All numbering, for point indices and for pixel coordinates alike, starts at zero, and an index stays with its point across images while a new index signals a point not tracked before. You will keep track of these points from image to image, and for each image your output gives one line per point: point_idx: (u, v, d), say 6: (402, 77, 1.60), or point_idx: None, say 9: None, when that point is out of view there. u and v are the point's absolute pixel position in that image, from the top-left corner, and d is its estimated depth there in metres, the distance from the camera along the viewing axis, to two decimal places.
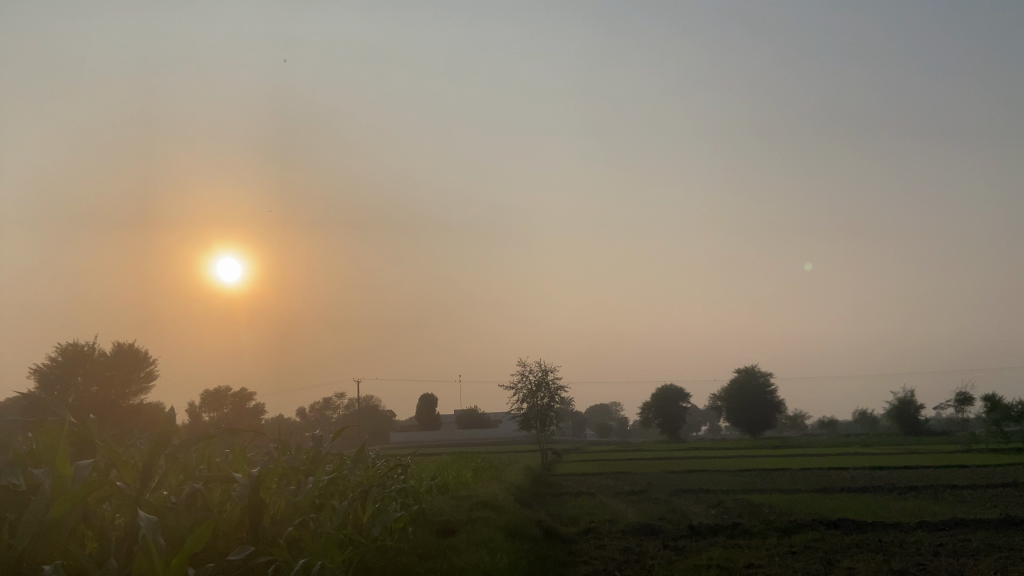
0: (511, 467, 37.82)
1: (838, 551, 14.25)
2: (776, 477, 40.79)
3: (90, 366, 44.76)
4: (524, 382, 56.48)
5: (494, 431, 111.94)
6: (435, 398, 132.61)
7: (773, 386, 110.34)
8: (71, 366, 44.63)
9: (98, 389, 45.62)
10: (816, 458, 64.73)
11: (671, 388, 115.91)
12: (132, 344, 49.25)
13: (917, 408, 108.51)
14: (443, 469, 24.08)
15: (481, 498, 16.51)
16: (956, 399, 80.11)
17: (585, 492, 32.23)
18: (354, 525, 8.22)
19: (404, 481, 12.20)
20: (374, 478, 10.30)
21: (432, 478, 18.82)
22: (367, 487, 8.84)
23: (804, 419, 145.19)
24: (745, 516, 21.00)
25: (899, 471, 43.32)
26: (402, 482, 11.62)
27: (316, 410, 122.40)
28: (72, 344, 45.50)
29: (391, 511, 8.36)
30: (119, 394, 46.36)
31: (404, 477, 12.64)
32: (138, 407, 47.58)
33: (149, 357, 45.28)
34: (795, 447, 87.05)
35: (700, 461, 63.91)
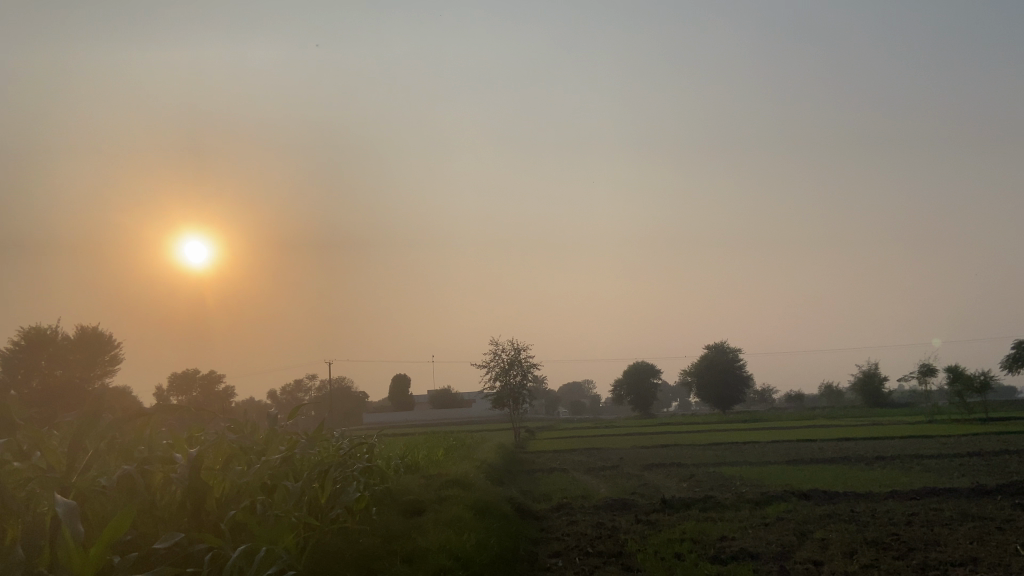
0: (483, 445, 37.60)
1: (811, 522, 14.20)
2: (746, 450, 41.14)
3: (53, 349, 43.63)
4: (496, 361, 56.25)
5: (466, 410, 111.93)
6: (406, 378, 132.34)
7: (742, 361, 111.59)
8: (32, 350, 43.38)
9: (61, 372, 44.48)
10: (785, 432, 65.65)
11: (642, 365, 116.71)
12: (95, 326, 48.06)
13: (881, 380, 110.65)
14: (412, 448, 23.73)
15: (450, 476, 16.19)
16: (920, 371, 81.63)
17: (557, 469, 32.13)
18: (310, 508, 7.83)
19: (369, 460, 11.82)
20: (334, 458, 9.90)
21: (400, 457, 18.48)
22: (325, 467, 8.43)
23: (772, 394, 147.46)
24: (716, 489, 20.98)
25: (866, 442, 44.03)
26: (366, 462, 11.23)
27: (287, 392, 121.32)
28: (33, 327, 44.21)
29: (351, 492, 7.98)
30: (83, 378, 45.25)
31: (369, 456, 12.25)
32: (103, 390, 46.51)
33: (113, 339, 44.21)
34: (764, 421, 88.23)
35: (671, 436, 64.47)
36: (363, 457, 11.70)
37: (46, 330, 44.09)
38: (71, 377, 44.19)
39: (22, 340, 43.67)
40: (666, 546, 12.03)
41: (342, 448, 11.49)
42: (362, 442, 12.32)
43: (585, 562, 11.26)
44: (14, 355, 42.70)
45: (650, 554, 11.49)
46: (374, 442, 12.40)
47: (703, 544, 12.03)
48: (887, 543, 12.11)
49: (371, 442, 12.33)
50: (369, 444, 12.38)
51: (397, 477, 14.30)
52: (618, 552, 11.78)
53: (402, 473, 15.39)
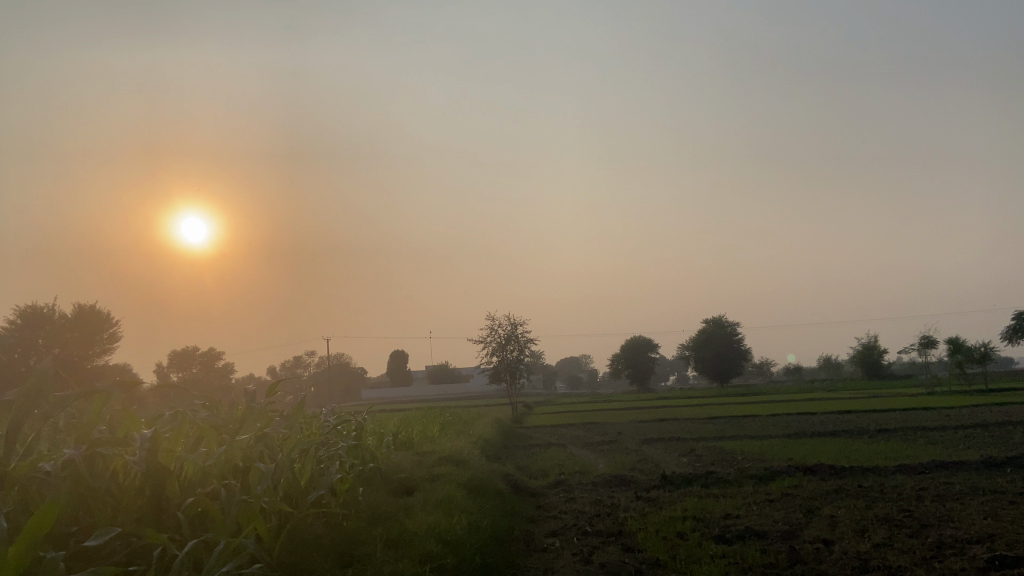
0: (480, 420, 37.27)
1: (817, 498, 13.78)
2: (746, 424, 40.87)
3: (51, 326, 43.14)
4: (493, 336, 55.80)
5: (465, 385, 111.92)
6: (405, 354, 132.51)
7: (740, 335, 111.36)
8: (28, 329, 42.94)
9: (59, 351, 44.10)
10: (785, 404, 65.50)
11: (641, 339, 116.53)
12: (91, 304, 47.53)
13: (880, 353, 110.62)
14: (407, 425, 23.27)
15: (444, 453, 15.71)
16: (919, 343, 81.36)
17: (555, 444, 31.82)
18: (288, 492, 7.34)
19: (357, 438, 11.31)
20: (318, 436, 9.39)
21: (393, 434, 18.00)
22: (305, 447, 7.93)
23: (771, 367, 147.65)
24: (717, 464, 20.59)
25: (866, 415, 43.74)
26: (353, 440, 10.72)
27: (285, 368, 121.23)
28: (29, 305, 43.70)
29: (333, 473, 7.47)
30: (80, 356, 44.79)
31: (357, 434, 11.74)
32: (101, 368, 46.20)
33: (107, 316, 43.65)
34: (763, 394, 88.17)
35: (670, 410, 64.34)
36: (352, 435, 11.22)
37: (41, 308, 43.61)
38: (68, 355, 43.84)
39: (17, 318, 43.20)
40: (668, 524, 11.56)
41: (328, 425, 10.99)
42: (351, 420, 11.83)
43: (583, 542, 10.78)
44: (10, 334, 42.27)
45: (651, 533, 11.01)
46: (363, 420, 11.91)
47: (707, 522, 11.56)
48: (898, 520, 11.69)
49: (360, 420, 11.85)
50: (358, 421, 11.89)
51: (388, 454, 13.79)
52: (617, 531, 11.32)
53: (394, 450, 14.89)
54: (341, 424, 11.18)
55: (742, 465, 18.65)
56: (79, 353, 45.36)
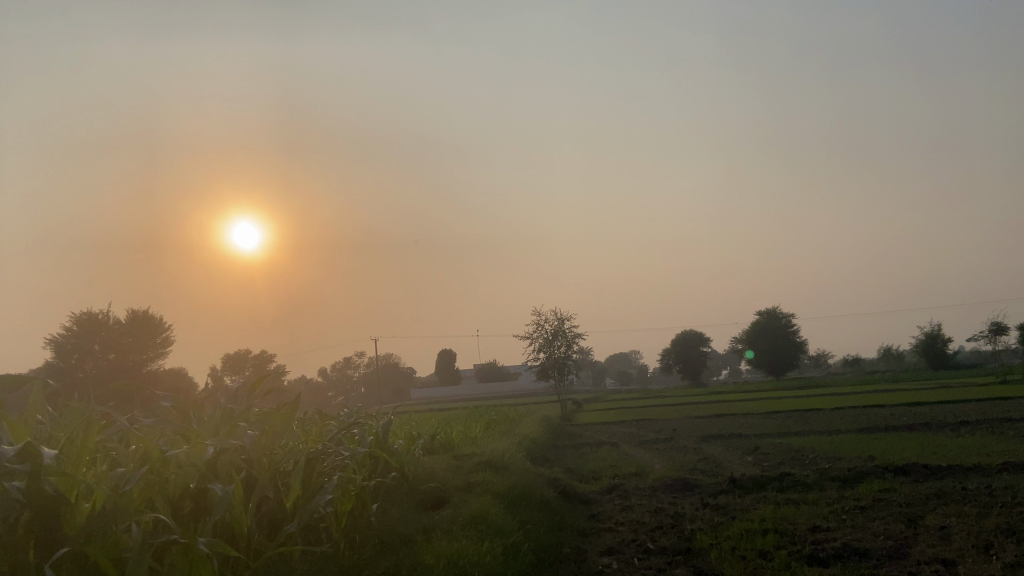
0: (527, 419, 35.77)
1: (915, 504, 11.80)
2: (810, 418, 38.41)
3: (107, 332, 42.87)
4: (540, 332, 54.15)
5: (513, 383, 110.44)
6: (453, 353, 131.73)
7: (795, 326, 107.55)
8: (84, 335, 42.81)
9: (115, 357, 44.06)
10: (847, 398, 62.35)
11: (691, 333, 113.59)
12: (142, 309, 47.23)
13: (944, 341, 105.66)
14: (448, 425, 21.84)
15: (484, 457, 14.10)
16: (989, 329, 77.08)
17: (607, 443, 30.07)
18: (268, 521, 6.08)
19: (378, 445, 9.77)
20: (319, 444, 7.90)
21: (429, 437, 16.54)
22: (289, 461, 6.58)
23: (828, 359, 142.82)
24: (786, 464, 18.67)
25: (939, 406, 40.82)
26: (371, 449, 9.16)
27: (336, 370, 121.54)
28: (85, 312, 43.53)
29: (323, 495, 5.99)
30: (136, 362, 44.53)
31: (381, 436, 10.22)
32: (155, 374, 46.08)
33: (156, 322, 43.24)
34: (821, 387, 84.62)
35: (725, 405, 61.83)
36: (375, 442, 9.79)
37: (94, 314, 43.47)
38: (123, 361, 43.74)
39: (73, 325, 43.13)
40: (744, 540, 9.75)
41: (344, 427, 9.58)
42: (374, 423, 10.43)
43: (645, 563, 9.02)
44: (66, 342, 42.22)
45: (726, 551, 9.23)
46: (388, 419, 10.51)
47: (791, 538, 9.74)
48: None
49: (385, 420, 10.47)
50: (383, 422, 10.47)
51: (421, 459, 12.33)
52: (685, 548, 9.55)
53: (427, 454, 13.42)
54: (361, 427, 9.76)
55: (819, 466, 16.60)
56: (134, 360, 45.26)
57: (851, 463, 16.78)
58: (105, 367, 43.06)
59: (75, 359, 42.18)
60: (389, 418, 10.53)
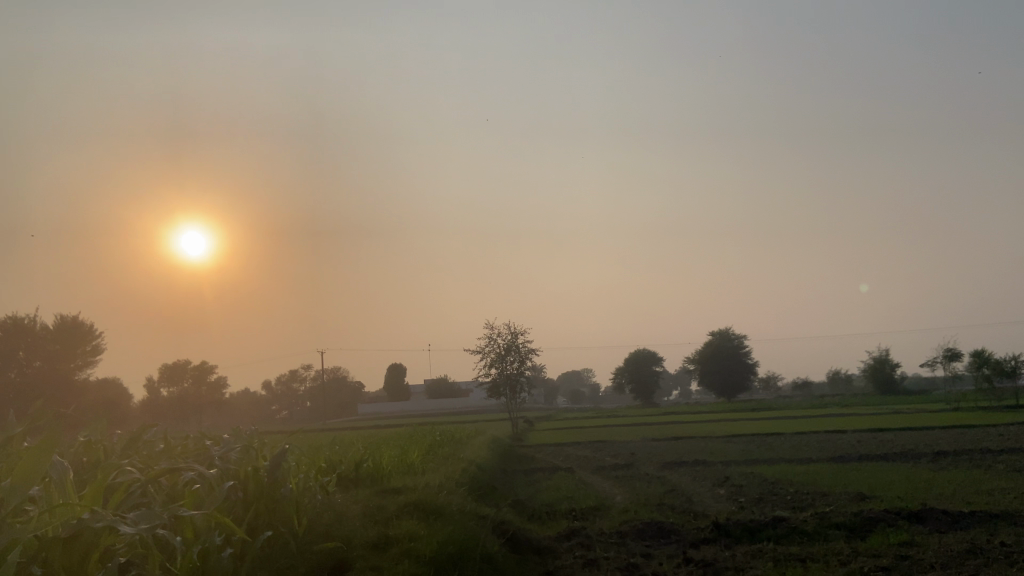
0: (475, 440, 33.06)
1: (952, 565, 9.46)
2: (775, 443, 36.43)
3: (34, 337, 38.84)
4: (492, 347, 51.46)
5: (464, 400, 107.05)
6: (403, 367, 127.65)
7: (747, 348, 106.73)
8: (10, 339, 38.69)
9: (43, 364, 40.00)
10: (804, 421, 60.83)
11: (645, 352, 111.96)
12: (76, 314, 43.06)
13: (893, 366, 106.03)
14: (382, 450, 19.06)
15: (412, 494, 11.33)
16: (941, 354, 76.82)
17: (562, 468, 27.60)
18: None
19: (242, 500, 7.04)
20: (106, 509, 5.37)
21: (349, 468, 13.68)
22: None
23: (777, 382, 142.91)
24: (768, 503, 16.38)
25: (905, 433, 39.14)
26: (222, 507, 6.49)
27: (282, 382, 116.65)
28: (11, 315, 39.44)
29: None
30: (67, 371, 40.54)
31: (260, 479, 7.49)
32: (85, 384, 42.20)
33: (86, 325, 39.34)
34: (774, 410, 83.43)
35: (681, 426, 59.88)
36: (248, 491, 7.22)
37: (19, 317, 39.47)
38: (51, 369, 39.81)
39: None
40: None
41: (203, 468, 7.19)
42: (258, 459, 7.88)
43: None
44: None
45: None
46: (276, 452, 7.97)
47: None
48: None
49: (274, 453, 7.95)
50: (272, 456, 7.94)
51: (326, 500, 9.55)
52: None
53: (340, 494, 10.66)
54: (227, 470, 7.17)
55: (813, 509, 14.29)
56: (64, 367, 41.17)
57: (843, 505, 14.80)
58: (31, 376, 38.94)
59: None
60: (280, 450, 7.99)
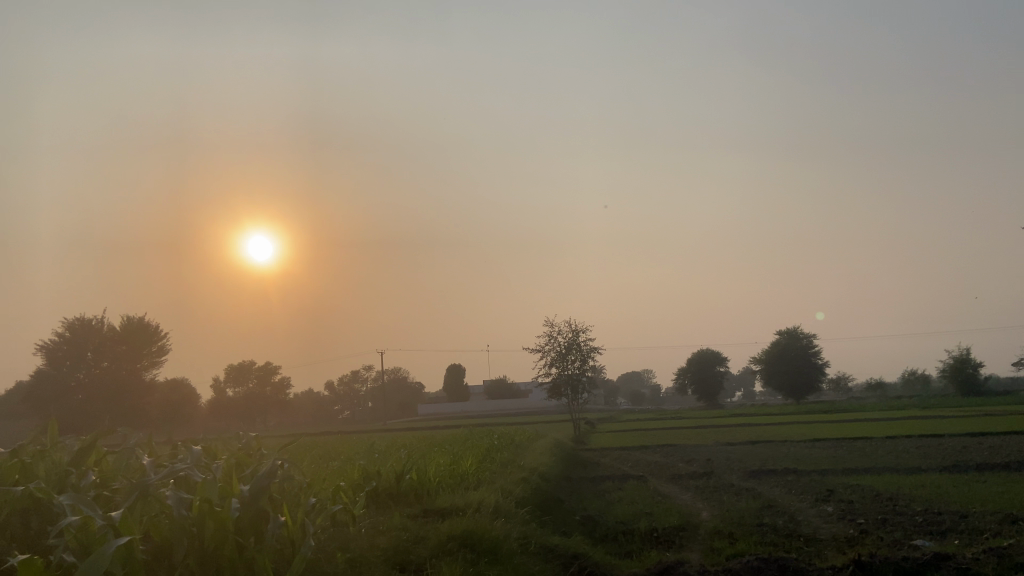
0: (535, 444, 30.66)
1: None
2: (868, 450, 32.92)
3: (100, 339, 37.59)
4: (552, 345, 48.87)
5: (523, 401, 104.64)
6: (462, 367, 125.94)
7: (818, 347, 101.41)
8: (78, 341, 37.55)
9: (110, 364, 38.76)
10: (887, 425, 56.36)
11: (709, 351, 107.61)
12: (143, 315, 41.50)
13: (976, 366, 99.22)
14: (432, 457, 16.82)
15: (453, 520, 8.92)
16: None
17: (632, 476, 24.98)
18: None
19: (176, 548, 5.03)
20: None
21: (389, 481, 11.57)
22: None
23: (848, 382, 136.36)
24: (885, 527, 13.54)
25: (1012, 437, 35.07)
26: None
27: (343, 384, 116.67)
28: (79, 316, 37.92)
29: None
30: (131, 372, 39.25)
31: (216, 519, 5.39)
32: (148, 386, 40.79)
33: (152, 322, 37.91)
34: (850, 412, 78.49)
35: (753, 428, 56.40)
36: (202, 531, 5.30)
37: (87, 319, 38.24)
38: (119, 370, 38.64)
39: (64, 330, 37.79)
40: None
41: (139, 505, 5.25)
42: (236, 485, 5.84)
43: None
44: (55, 347, 36.88)
45: None
46: (263, 473, 5.93)
47: None
48: None
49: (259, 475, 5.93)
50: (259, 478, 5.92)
51: (348, 540, 7.26)
52: None
53: (369, 526, 8.39)
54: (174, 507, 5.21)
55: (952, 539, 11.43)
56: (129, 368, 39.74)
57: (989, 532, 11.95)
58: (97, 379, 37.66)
59: (66, 366, 36.99)
60: (271, 469, 5.97)
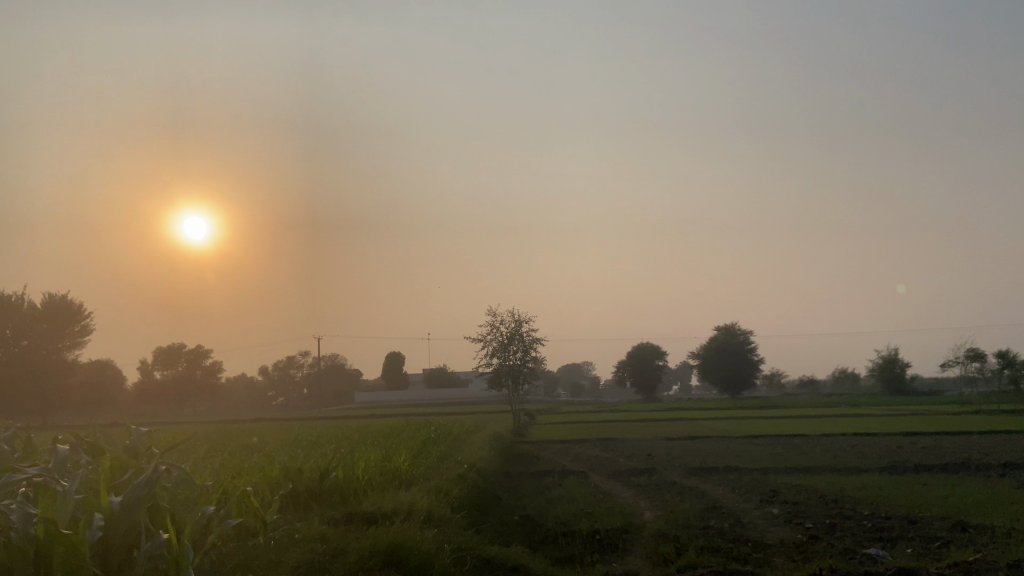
0: (475, 435, 29.78)
1: None
2: (805, 447, 33.05)
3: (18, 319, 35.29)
4: (494, 335, 47.96)
5: (462, 390, 103.70)
6: (401, 355, 124.19)
7: (753, 344, 103.11)
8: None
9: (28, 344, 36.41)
10: (819, 421, 57.31)
11: (648, 345, 108.41)
12: (67, 295, 39.01)
13: (902, 366, 102.34)
14: (362, 451, 15.70)
15: (376, 529, 7.88)
16: (967, 357, 67.68)
17: (573, 471, 24.26)
18: None
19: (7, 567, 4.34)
20: None
21: (311, 481, 10.44)
22: None
23: (780, 379, 139.37)
24: (832, 532, 13.08)
25: (940, 437, 35.67)
26: None
27: (279, 370, 113.93)
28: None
29: None
30: (50, 354, 37.01)
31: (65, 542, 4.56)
32: (69, 368, 38.55)
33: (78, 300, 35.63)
34: (783, 408, 79.92)
35: (690, 422, 56.81)
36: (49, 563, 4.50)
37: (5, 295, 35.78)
38: (38, 351, 36.43)
39: None
40: None
41: None
42: (103, 496, 5.02)
43: None
44: None
45: None
46: (141, 479, 5.13)
47: None
48: None
49: (136, 482, 5.12)
50: (136, 487, 5.13)
51: (249, 561, 6.15)
52: None
53: (278, 539, 7.28)
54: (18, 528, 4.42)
55: (905, 550, 10.90)
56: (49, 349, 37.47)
57: (946, 540, 11.51)
58: (14, 359, 35.39)
59: None
60: (152, 474, 5.18)
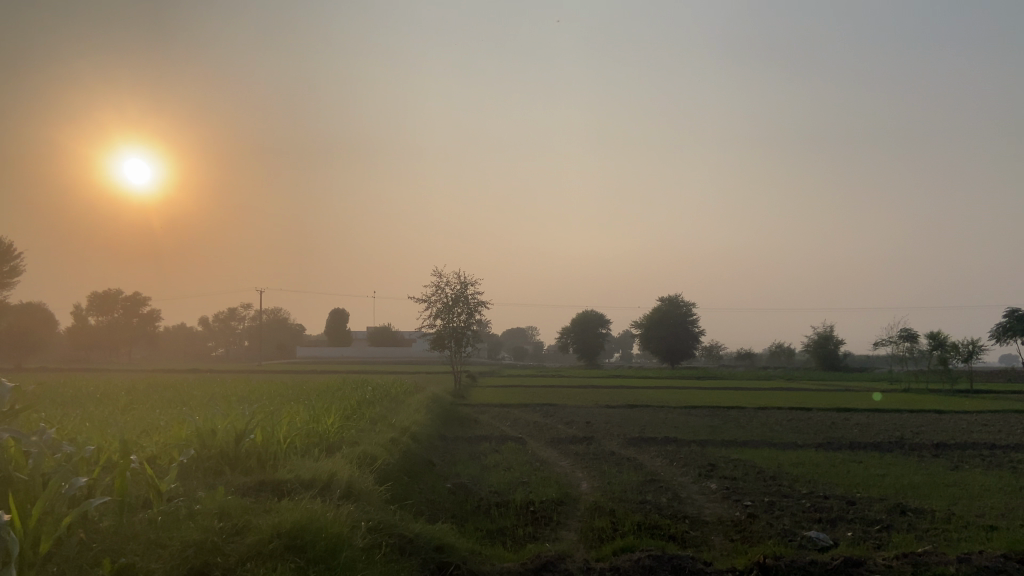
0: (413, 397, 29.09)
1: None
2: (742, 420, 33.30)
3: None
4: (439, 296, 47.08)
5: (406, 350, 102.84)
6: (346, 311, 122.44)
7: (695, 316, 104.53)
8: None
9: None
10: (755, 394, 58.34)
11: (592, 313, 108.99)
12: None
13: (836, 343, 105.21)
14: (288, 411, 14.84)
15: (285, 503, 7.13)
16: (900, 337, 69.57)
17: (511, 436, 23.81)
18: None
19: None
20: None
21: (225, 444, 9.59)
22: None
23: (719, 350, 142.09)
24: (764, 511, 12.86)
25: (871, 415, 36.42)
26: None
27: (219, 321, 111.20)
28: None
29: None
30: None
31: None
32: None
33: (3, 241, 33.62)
34: (721, 380, 81.33)
35: (631, 391, 57.17)
36: None
37: None
38: None
39: None
40: None
41: None
42: None
43: None
44: None
45: None
46: None
47: None
48: None
49: None
50: None
51: (120, 547, 5.34)
52: None
53: (170, 514, 6.45)
54: None
55: (840, 534, 10.66)
56: None
57: (882, 524, 11.33)
58: None
59: None
60: None
